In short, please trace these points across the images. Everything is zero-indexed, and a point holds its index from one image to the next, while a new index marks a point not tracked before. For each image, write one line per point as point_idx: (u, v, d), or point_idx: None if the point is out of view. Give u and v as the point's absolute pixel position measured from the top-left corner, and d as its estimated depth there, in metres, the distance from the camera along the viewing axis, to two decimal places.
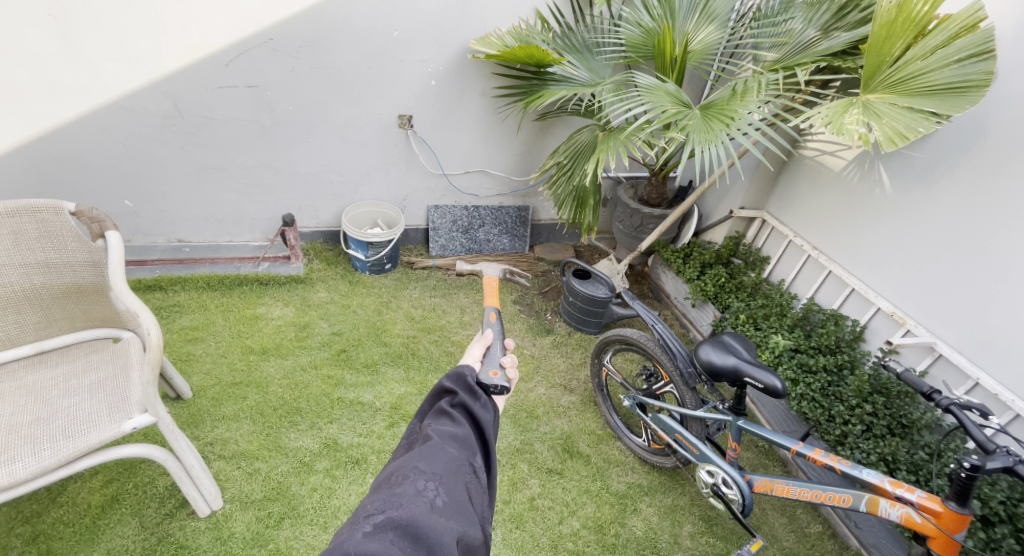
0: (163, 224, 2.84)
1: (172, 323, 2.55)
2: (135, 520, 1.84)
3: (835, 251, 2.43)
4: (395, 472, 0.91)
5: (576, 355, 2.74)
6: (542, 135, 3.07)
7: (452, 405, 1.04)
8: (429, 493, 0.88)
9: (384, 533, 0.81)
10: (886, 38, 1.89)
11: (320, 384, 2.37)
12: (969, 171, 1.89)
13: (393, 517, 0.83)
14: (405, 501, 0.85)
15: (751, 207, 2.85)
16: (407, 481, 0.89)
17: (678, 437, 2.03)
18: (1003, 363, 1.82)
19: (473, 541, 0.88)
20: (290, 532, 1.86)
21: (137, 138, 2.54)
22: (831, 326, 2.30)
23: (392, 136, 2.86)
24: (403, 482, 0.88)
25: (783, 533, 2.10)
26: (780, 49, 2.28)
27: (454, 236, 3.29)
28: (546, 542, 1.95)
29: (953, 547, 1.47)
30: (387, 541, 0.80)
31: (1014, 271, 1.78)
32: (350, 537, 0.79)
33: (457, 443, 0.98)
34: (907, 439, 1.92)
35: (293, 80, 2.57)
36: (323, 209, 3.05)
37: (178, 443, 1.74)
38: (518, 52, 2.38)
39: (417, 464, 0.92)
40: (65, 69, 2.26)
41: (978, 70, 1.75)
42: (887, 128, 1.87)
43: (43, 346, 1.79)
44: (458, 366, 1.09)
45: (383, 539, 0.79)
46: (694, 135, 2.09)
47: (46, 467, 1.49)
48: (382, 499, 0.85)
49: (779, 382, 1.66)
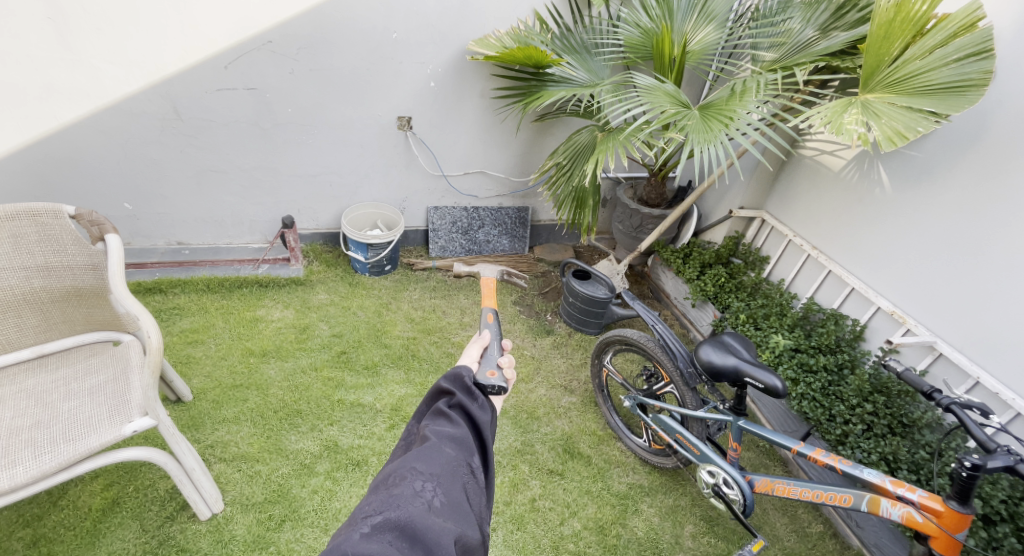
0: (162, 227, 2.84)
1: (172, 326, 2.55)
2: (135, 523, 1.84)
3: (835, 250, 2.43)
4: (392, 473, 0.91)
5: (576, 356, 2.74)
6: (541, 136, 3.07)
7: (450, 406, 1.04)
8: (427, 494, 0.88)
9: (381, 534, 0.81)
10: (885, 38, 1.89)
11: (321, 386, 2.37)
12: (968, 170, 1.89)
13: (391, 518, 0.83)
14: (403, 502, 0.85)
15: (751, 206, 2.85)
16: (405, 482, 0.89)
17: (678, 437, 2.03)
18: (1003, 361, 1.82)
19: (471, 541, 0.88)
20: (291, 535, 1.86)
21: (137, 141, 2.54)
22: (831, 326, 2.30)
23: (391, 137, 2.86)
24: (400, 483, 0.88)
25: (784, 533, 2.10)
26: (778, 49, 2.28)
27: (454, 237, 3.29)
28: (547, 543, 1.95)
29: (954, 546, 1.47)
30: (385, 542, 0.80)
31: (1014, 270, 1.78)
32: (348, 538, 0.79)
33: (454, 443, 0.98)
34: (908, 438, 1.92)
35: (292, 82, 2.57)
36: (322, 211, 3.05)
37: (179, 446, 1.74)
38: (517, 54, 2.38)
39: (415, 464, 0.92)
40: (65, 72, 2.26)
41: (976, 69, 1.75)
42: (886, 128, 1.87)
43: (43, 349, 1.79)
44: (456, 366, 1.09)
45: (381, 541, 0.79)
46: (693, 136, 2.09)
47: (46, 470, 1.48)
48: (380, 501, 0.85)
49: (779, 382, 1.66)
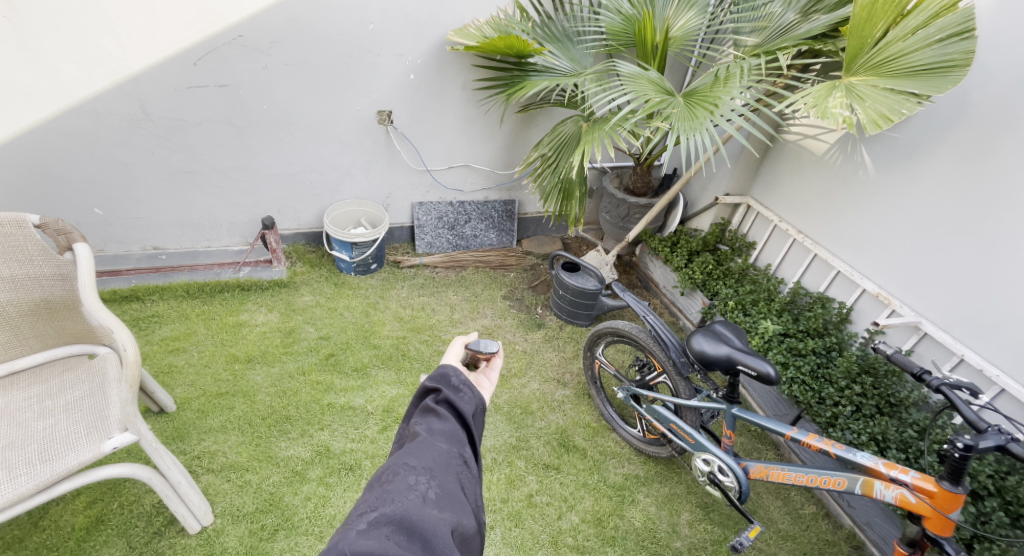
0: (137, 232, 2.73)
1: (152, 334, 2.46)
2: (122, 540, 1.79)
3: (819, 234, 2.44)
4: (385, 470, 0.89)
5: (568, 348, 2.72)
6: (526, 128, 3.03)
7: (437, 402, 1.01)
8: (421, 487, 0.86)
9: (378, 528, 0.79)
10: (868, 20, 1.87)
11: (309, 391, 2.32)
12: (950, 151, 1.91)
13: (387, 513, 0.81)
14: (397, 497, 0.84)
15: (736, 193, 2.85)
16: (398, 477, 0.87)
17: (673, 426, 2.02)
18: (987, 339, 1.85)
19: (468, 531, 0.86)
20: (285, 544, 1.83)
21: (104, 144, 2.43)
22: (818, 309, 2.32)
23: (371, 133, 2.79)
24: (393, 479, 0.86)
25: (778, 515, 2.13)
26: (761, 33, 2.27)
27: (440, 232, 3.24)
28: (546, 539, 1.94)
29: (948, 526, 1.50)
30: (383, 537, 0.78)
31: (997, 249, 1.81)
32: (344, 536, 0.77)
33: (445, 438, 0.95)
34: (895, 418, 1.96)
35: (266, 77, 2.48)
36: (303, 211, 2.98)
37: (163, 460, 1.69)
38: (497, 43, 2.32)
39: (406, 460, 0.90)
40: (24, 73, 2.16)
41: (958, 50, 1.76)
42: (871, 110, 1.86)
43: (14, 366, 1.73)
44: (442, 365, 1.06)
45: (378, 535, 0.78)
46: (677, 124, 2.07)
47: (23, 493, 1.43)
48: (373, 497, 0.84)
49: (772, 369, 1.67)
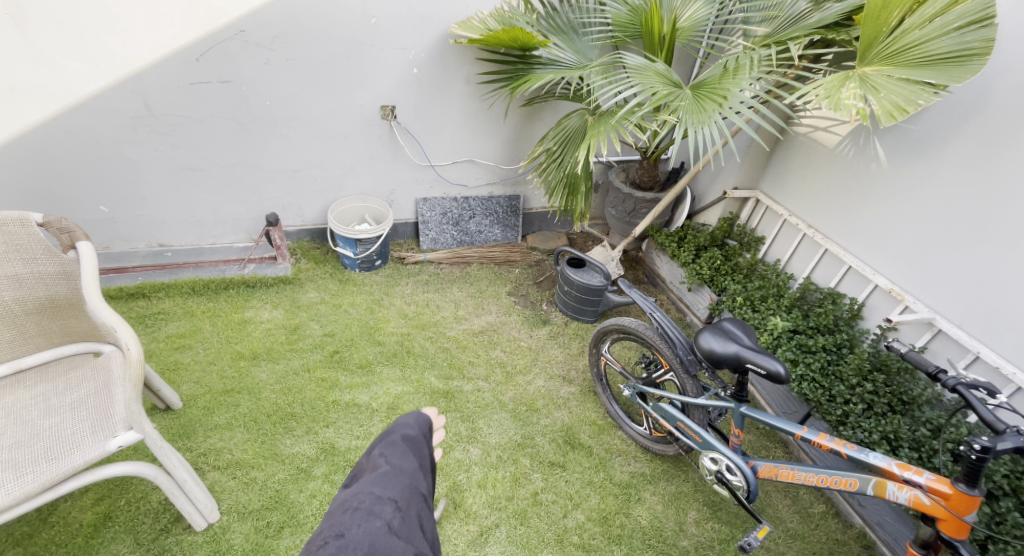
0: (142, 229, 2.74)
1: (158, 331, 2.47)
2: (130, 537, 1.80)
3: (830, 229, 2.39)
4: (349, 499, 0.93)
5: (573, 345, 2.70)
6: (531, 122, 2.99)
7: (403, 442, 1.09)
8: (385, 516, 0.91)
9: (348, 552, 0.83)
10: (883, 8, 1.82)
11: (315, 388, 2.32)
12: (967, 143, 1.86)
13: (354, 537, 0.85)
14: (363, 521, 0.88)
15: (745, 187, 2.80)
16: (365, 504, 0.92)
17: (680, 425, 2.00)
18: (1003, 336, 1.81)
19: None
20: (290, 541, 1.83)
21: (108, 141, 2.43)
22: (828, 306, 2.27)
23: (375, 128, 2.77)
24: (360, 505, 0.92)
25: (787, 514, 2.10)
26: (770, 23, 2.22)
27: (444, 228, 3.23)
28: (552, 537, 1.93)
29: (963, 528, 1.47)
30: None
31: (1015, 244, 1.76)
32: None
33: (407, 474, 1.02)
34: (908, 416, 1.92)
35: (269, 73, 2.46)
36: (308, 207, 2.97)
37: (169, 459, 1.69)
38: (501, 36, 2.28)
39: (372, 489, 0.96)
40: (27, 70, 2.15)
41: (977, 38, 1.69)
42: (886, 102, 1.81)
43: (20, 364, 1.73)
44: (415, 414, 1.18)
45: None
46: (686, 117, 2.03)
47: (29, 492, 1.44)
48: (338, 524, 0.88)
49: (782, 367, 1.64)
